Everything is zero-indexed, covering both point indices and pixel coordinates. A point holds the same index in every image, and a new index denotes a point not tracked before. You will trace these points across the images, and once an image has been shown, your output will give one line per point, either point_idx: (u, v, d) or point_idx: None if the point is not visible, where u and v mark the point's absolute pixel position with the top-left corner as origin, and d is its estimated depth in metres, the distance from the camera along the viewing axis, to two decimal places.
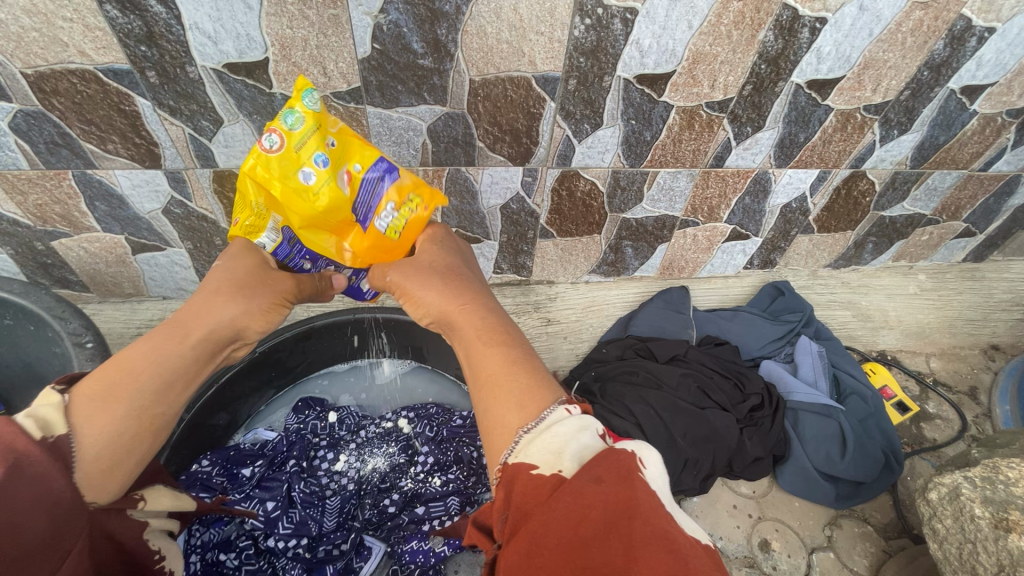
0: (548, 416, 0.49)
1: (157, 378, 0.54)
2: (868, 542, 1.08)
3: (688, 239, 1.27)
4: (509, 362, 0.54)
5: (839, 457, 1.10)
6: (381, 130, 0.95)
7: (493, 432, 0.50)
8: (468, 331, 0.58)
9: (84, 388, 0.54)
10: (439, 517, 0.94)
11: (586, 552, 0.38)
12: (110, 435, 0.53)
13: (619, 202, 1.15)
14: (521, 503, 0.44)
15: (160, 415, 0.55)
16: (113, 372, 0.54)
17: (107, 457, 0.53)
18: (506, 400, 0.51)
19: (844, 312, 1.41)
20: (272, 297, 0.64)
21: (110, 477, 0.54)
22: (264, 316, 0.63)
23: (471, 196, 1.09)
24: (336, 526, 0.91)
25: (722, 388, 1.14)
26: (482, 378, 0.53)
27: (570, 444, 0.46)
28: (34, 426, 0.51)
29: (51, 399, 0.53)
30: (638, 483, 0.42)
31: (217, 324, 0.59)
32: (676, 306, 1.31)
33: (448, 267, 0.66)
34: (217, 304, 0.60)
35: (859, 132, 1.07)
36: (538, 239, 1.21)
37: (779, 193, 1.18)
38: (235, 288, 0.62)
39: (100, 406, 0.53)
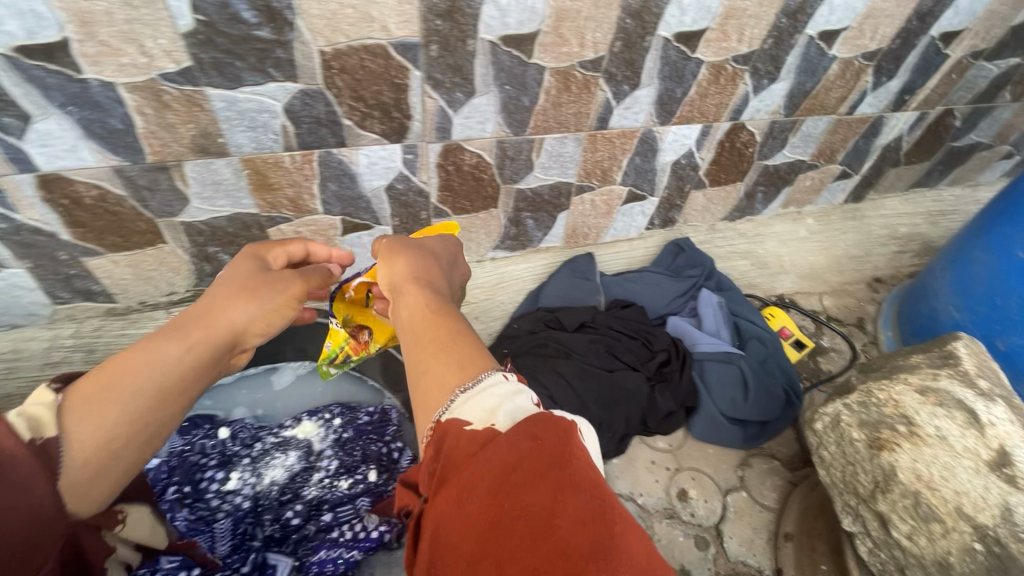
0: (484, 380, 0.51)
1: (166, 380, 0.56)
2: (776, 476, 1.14)
3: (587, 205, 1.26)
4: (454, 331, 0.61)
5: (743, 400, 1.14)
6: (230, 115, 0.86)
7: (430, 391, 0.53)
8: (414, 306, 0.65)
9: (80, 392, 0.52)
10: (349, 522, 0.87)
11: (513, 496, 0.39)
12: (105, 439, 0.51)
13: (510, 171, 1.11)
14: (451, 453, 0.45)
15: (162, 422, 0.56)
16: (114, 372, 0.54)
17: (96, 464, 0.50)
18: (450, 360, 0.55)
19: (743, 261, 1.47)
20: (281, 297, 0.70)
21: (96, 485, 0.51)
22: (273, 317, 0.69)
23: (350, 179, 1.02)
24: (234, 548, 0.82)
25: (631, 348, 1.16)
26: (423, 347, 0.59)
27: (505, 404, 0.48)
28: (24, 426, 0.48)
29: (45, 398, 0.50)
30: (565, 435, 0.44)
31: (229, 325, 0.63)
32: (582, 273, 1.30)
33: (429, 253, 0.80)
34: (231, 307, 0.64)
35: (732, 83, 1.09)
36: (433, 219, 1.16)
37: (667, 150, 1.19)
38: (247, 290, 0.67)
39: (99, 406, 0.52)
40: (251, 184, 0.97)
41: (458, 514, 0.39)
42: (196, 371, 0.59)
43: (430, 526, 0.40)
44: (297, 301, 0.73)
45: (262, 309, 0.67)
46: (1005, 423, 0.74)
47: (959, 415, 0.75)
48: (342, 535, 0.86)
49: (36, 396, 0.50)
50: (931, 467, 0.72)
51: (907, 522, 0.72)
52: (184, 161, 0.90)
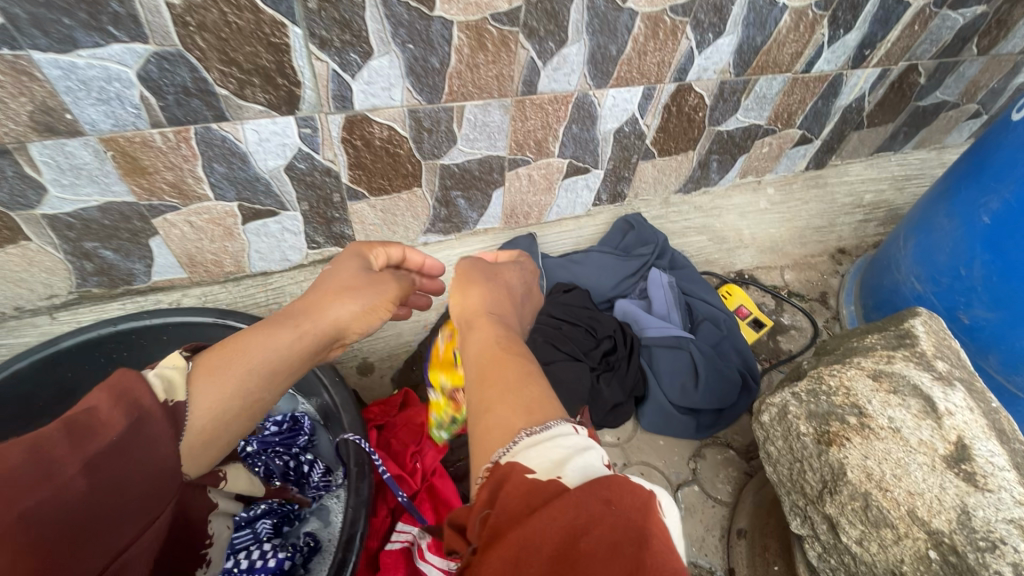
0: (552, 428, 0.46)
1: (265, 361, 0.56)
2: (730, 467, 1.07)
3: (524, 181, 1.15)
4: (524, 371, 0.56)
5: (693, 387, 1.06)
6: (72, 85, 0.72)
7: (489, 434, 0.48)
8: (485, 342, 0.62)
9: (206, 361, 0.54)
10: (244, 548, 0.74)
11: (586, 562, 0.33)
12: (216, 411, 0.52)
13: (430, 145, 0.99)
14: (507, 505, 0.39)
15: (260, 401, 0.56)
16: (233, 349, 0.56)
17: (209, 432, 0.51)
18: (516, 402, 0.50)
19: (700, 236, 1.38)
20: (378, 297, 0.72)
21: (205, 451, 0.52)
22: (366, 317, 0.70)
23: (240, 159, 0.89)
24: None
25: (572, 337, 1.06)
26: (487, 383, 0.54)
27: (574, 456, 0.43)
28: (160, 387, 0.49)
29: (177, 362, 0.52)
30: (637, 498, 0.38)
31: (330, 320, 0.65)
32: (524, 255, 1.20)
33: (503, 289, 0.77)
34: (336, 300, 0.67)
35: (672, 38, 0.97)
36: (348, 202, 1.03)
37: (608, 117, 1.08)
38: (350, 289, 0.69)
39: (215, 379, 0.53)
40: (119, 167, 0.83)
41: None
42: (291, 357, 0.60)
43: None
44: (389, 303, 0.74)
45: (358, 305, 0.69)
46: (964, 412, 0.65)
47: (914, 404, 0.67)
48: (235, 565, 0.72)
49: (170, 359, 0.53)
50: (883, 465, 0.64)
51: (858, 526, 0.64)
52: (28, 142, 0.76)
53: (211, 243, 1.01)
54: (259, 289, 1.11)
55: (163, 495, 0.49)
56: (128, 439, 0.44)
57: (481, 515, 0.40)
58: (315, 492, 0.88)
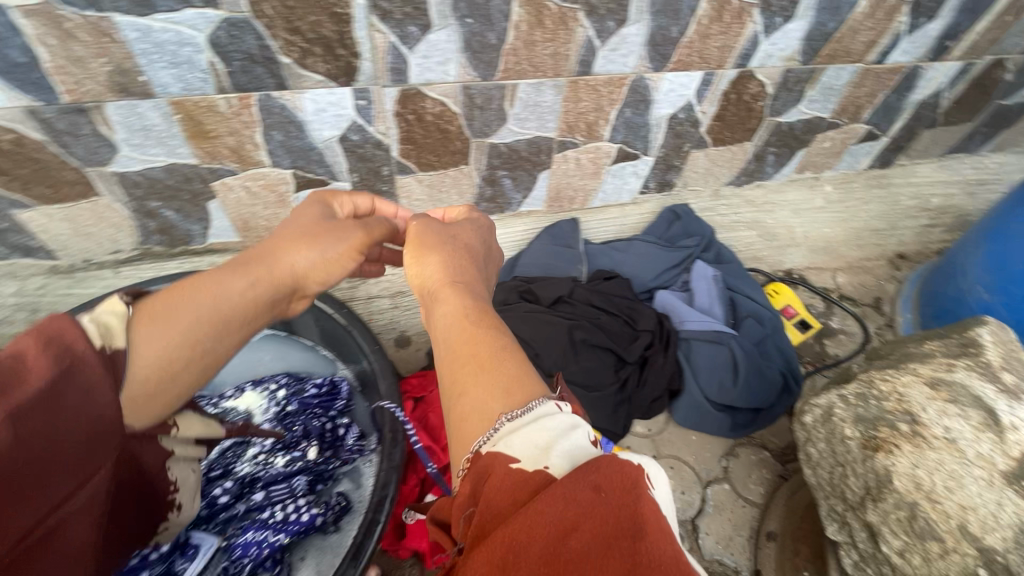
0: (537, 409, 0.45)
1: (214, 310, 0.52)
2: (764, 469, 1.04)
3: (571, 164, 1.13)
4: (497, 349, 0.52)
5: (732, 385, 1.03)
6: (147, 48, 0.76)
7: (467, 419, 0.47)
8: (453, 313, 0.56)
9: (148, 308, 0.50)
10: (281, 502, 0.81)
11: (576, 562, 0.33)
12: (158, 359, 0.49)
13: (480, 123, 0.99)
14: (493, 501, 0.39)
15: (210, 352, 0.52)
16: (183, 294, 0.52)
17: (153, 382, 0.49)
18: (493, 384, 0.48)
19: (748, 232, 1.34)
20: (347, 244, 0.65)
21: (151, 402, 0.50)
22: (334, 266, 0.64)
23: (297, 128, 0.91)
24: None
25: (610, 327, 1.04)
26: (459, 363, 0.51)
27: (561, 441, 0.42)
28: (95, 332, 0.46)
29: (116, 308, 0.48)
30: (638, 483, 0.38)
31: (291, 270, 0.59)
32: (565, 241, 1.18)
33: (467, 249, 0.68)
34: (293, 248, 0.60)
35: (738, 21, 0.93)
36: (396, 175, 1.05)
37: (663, 103, 1.05)
38: (312, 235, 0.62)
39: (162, 327, 0.49)
40: (185, 131, 0.87)
41: None
42: (242, 308, 0.54)
43: None
44: (360, 251, 0.67)
45: (319, 256, 0.62)
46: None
47: (974, 416, 0.64)
48: (272, 517, 0.79)
49: (110, 303, 0.49)
50: (934, 475, 0.61)
51: (900, 537, 0.61)
52: (105, 102, 0.80)
53: (265, 209, 1.04)
54: None
55: (101, 452, 0.49)
56: (58, 388, 0.42)
57: (466, 513, 0.41)
58: (349, 455, 0.89)
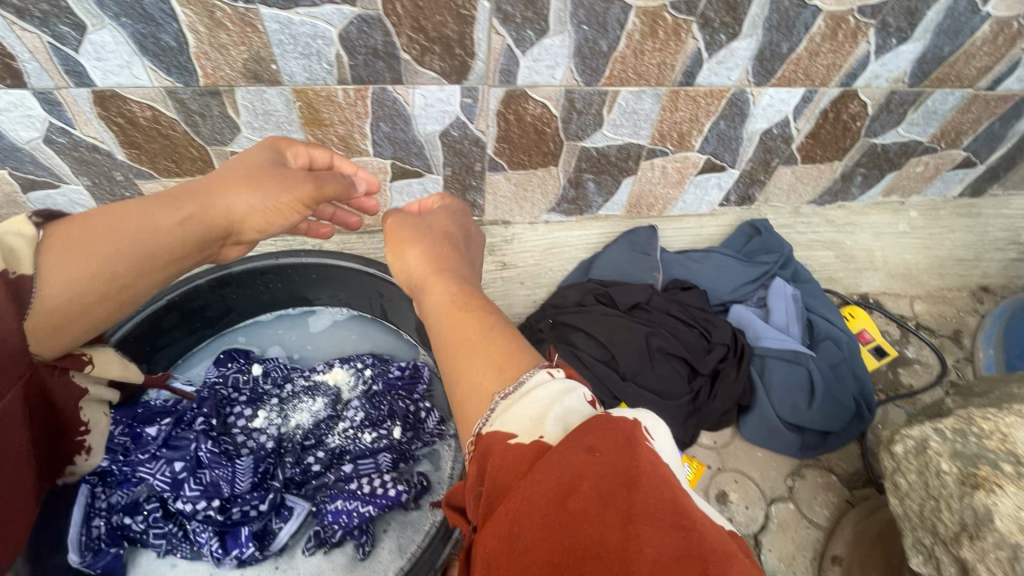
0: (527, 382, 0.48)
1: (135, 243, 0.57)
2: (830, 492, 1.03)
3: (657, 172, 1.14)
4: (487, 329, 0.57)
5: (806, 406, 1.03)
6: (283, 39, 0.80)
7: (470, 399, 0.51)
8: (442, 300, 0.62)
9: (60, 232, 0.55)
10: (368, 475, 0.85)
11: (578, 526, 0.35)
12: (72, 285, 0.54)
13: (576, 127, 1.01)
14: (497, 475, 0.41)
15: (134, 285, 0.59)
16: (92, 226, 0.56)
17: (62, 311, 0.54)
18: (487, 367, 0.52)
19: (826, 252, 1.31)
20: (295, 194, 0.68)
21: (61, 332, 0.56)
22: (278, 211, 0.68)
23: (404, 121, 0.95)
24: (266, 479, 0.83)
25: (686, 337, 1.05)
26: (453, 347, 0.56)
27: (553, 408, 0.44)
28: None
29: (25, 230, 0.53)
30: (641, 439, 0.40)
31: (227, 213, 0.65)
32: (643, 247, 1.19)
33: (444, 235, 0.74)
34: (233, 193, 0.64)
35: (851, 41, 0.92)
36: (487, 172, 1.07)
37: (759, 117, 1.04)
38: (255, 180, 0.66)
39: (72, 255, 0.54)
40: (302, 117, 0.92)
41: (519, 562, 0.35)
42: (174, 242, 0.60)
43: (482, 564, 0.37)
44: (304, 203, 0.70)
45: (263, 199, 0.67)
46: None
47: None
48: (360, 488, 0.84)
49: (18, 225, 0.53)
50: None
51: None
52: (236, 87, 0.85)
53: None
54: None
55: (9, 376, 0.53)
56: None
57: (475, 494, 0.43)
58: (429, 438, 0.92)
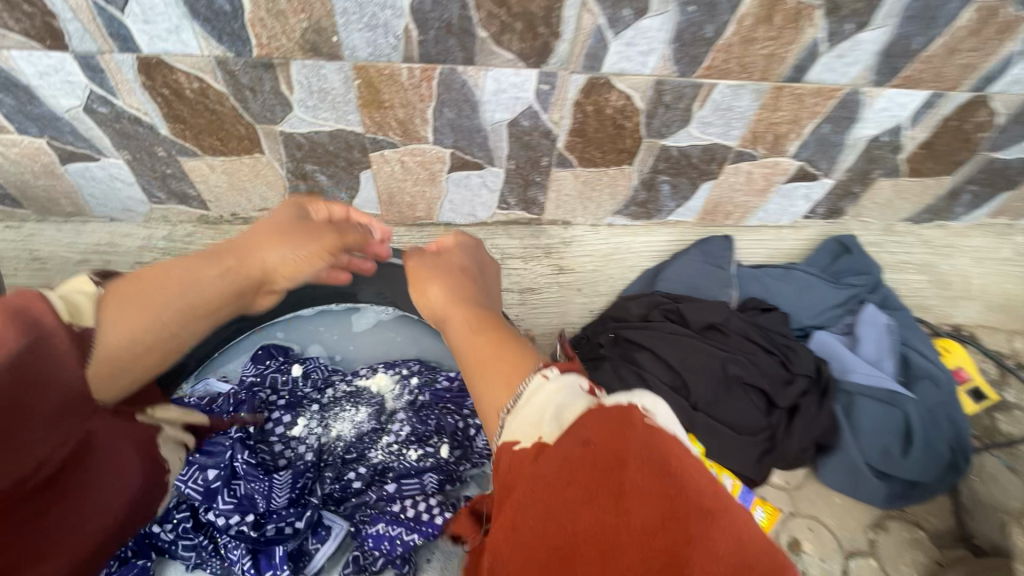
0: (528, 385, 0.49)
1: (181, 295, 0.60)
2: (917, 550, 0.92)
3: (741, 178, 1.02)
4: (500, 343, 0.57)
5: (899, 454, 0.91)
6: (349, 8, 0.71)
7: (487, 414, 0.52)
8: (461, 326, 0.62)
9: (118, 289, 0.58)
10: (412, 498, 0.78)
11: (575, 513, 0.38)
12: (131, 333, 0.56)
13: (660, 123, 0.90)
14: (505, 476, 0.43)
15: (177, 335, 0.60)
16: (145, 284, 0.59)
17: (113, 359, 0.55)
18: (498, 369, 0.53)
19: (918, 277, 1.17)
20: (319, 245, 0.70)
21: (114, 380, 0.57)
22: (307, 262, 0.69)
23: (470, 108, 0.85)
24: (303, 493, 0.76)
25: (765, 365, 0.94)
26: (470, 357, 0.57)
27: (550, 407, 0.45)
28: (63, 309, 0.52)
29: (86, 288, 0.56)
30: (635, 423, 0.42)
31: (260, 266, 0.67)
32: (716, 259, 1.08)
33: (461, 272, 0.71)
34: (266, 245, 0.67)
35: (997, 39, 0.79)
36: (554, 168, 0.97)
37: (869, 122, 0.92)
38: (285, 235, 0.69)
39: (128, 308, 0.56)
40: (360, 98, 0.83)
41: (523, 552, 0.38)
42: (213, 296, 0.63)
43: (494, 555, 0.40)
44: (330, 253, 0.72)
45: (294, 253, 0.69)
46: None
47: None
48: (403, 513, 0.76)
49: (78, 284, 0.56)
50: None
51: None
52: (292, 60, 0.77)
53: (413, 185, 0.99)
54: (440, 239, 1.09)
55: (71, 424, 0.53)
56: (30, 352, 0.47)
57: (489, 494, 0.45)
58: (478, 459, 0.84)
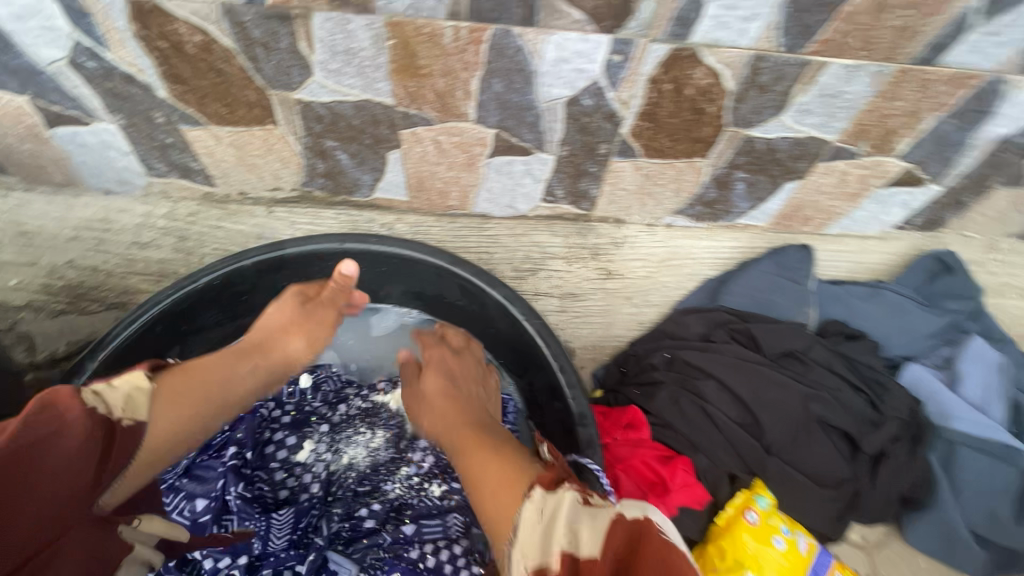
0: (519, 520, 0.48)
1: (221, 391, 0.61)
2: None
3: (832, 179, 0.86)
4: (499, 459, 0.57)
5: (1010, 518, 0.78)
6: None
7: (486, 512, 0.53)
8: (469, 442, 0.62)
9: (168, 387, 0.57)
10: (433, 543, 0.70)
11: None
12: (169, 431, 0.56)
13: (749, 109, 0.75)
14: None
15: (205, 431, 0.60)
16: (187, 376, 0.59)
17: (153, 452, 0.55)
18: (489, 453, 0.59)
19: (1020, 303, 1.01)
20: (323, 327, 0.73)
21: (140, 474, 0.56)
22: (313, 346, 0.72)
23: (523, 80, 0.71)
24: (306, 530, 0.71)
25: (850, 405, 0.80)
26: (469, 473, 0.58)
27: (561, 516, 0.46)
28: (113, 405, 0.52)
29: (139, 382, 0.56)
30: (650, 534, 0.45)
31: (278, 356, 0.69)
32: (792, 274, 0.93)
33: (469, 377, 0.74)
34: (283, 336, 0.70)
35: None
36: (613, 157, 0.83)
37: (1004, 119, 0.75)
38: (299, 321, 0.71)
39: (170, 403, 0.56)
40: (393, 62, 0.69)
41: None
42: (240, 390, 0.63)
43: None
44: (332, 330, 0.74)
45: (308, 342, 0.72)
46: None
47: None
48: (420, 561, 0.69)
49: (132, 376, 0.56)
50: None
51: None
52: (313, 11, 0.63)
53: (447, 170, 0.86)
54: (473, 232, 0.95)
55: (66, 523, 0.50)
56: (22, 451, 0.46)
57: None
58: None
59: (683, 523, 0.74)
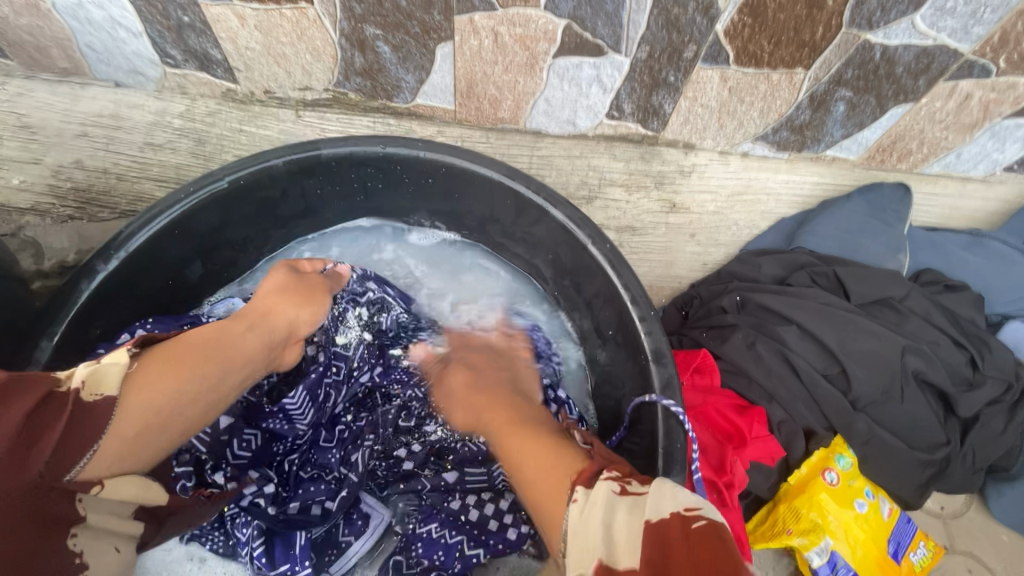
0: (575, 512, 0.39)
1: (222, 354, 0.51)
2: None
3: (950, 103, 0.74)
4: (547, 449, 0.48)
5: None
6: None
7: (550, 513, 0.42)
8: (517, 447, 0.50)
9: (153, 356, 0.47)
10: (476, 495, 0.65)
11: None
12: (163, 394, 0.45)
13: (877, 5, 0.62)
14: None
15: (215, 393, 0.49)
16: (181, 344, 0.49)
17: (153, 416, 0.44)
18: (523, 459, 0.48)
19: None
20: (322, 299, 0.63)
21: (147, 441, 0.44)
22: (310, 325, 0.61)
23: None
24: (340, 463, 0.64)
25: (946, 360, 0.71)
26: (516, 465, 0.48)
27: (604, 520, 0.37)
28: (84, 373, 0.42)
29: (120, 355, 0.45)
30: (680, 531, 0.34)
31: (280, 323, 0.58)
32: (882, 214, 0.83)
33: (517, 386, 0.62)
34: (285, 307, 0.59)
35: None
36: (699, 63, 0.70)
37: None
38: (301, 293, 0.61)
39: (165, 369, 0.46)
40: None
41: None
42: (244, 354, 0.53)
43: None
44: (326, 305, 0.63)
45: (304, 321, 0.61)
46: None
47: None
48: (461, 514, 0.64)
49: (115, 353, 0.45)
50: None
51: None
52: None
53: (503, 72, 0.74)
54: (525, 150, 0.84)
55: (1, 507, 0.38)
56: None
57: None
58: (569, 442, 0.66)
59: (752, 480, 0.67)
